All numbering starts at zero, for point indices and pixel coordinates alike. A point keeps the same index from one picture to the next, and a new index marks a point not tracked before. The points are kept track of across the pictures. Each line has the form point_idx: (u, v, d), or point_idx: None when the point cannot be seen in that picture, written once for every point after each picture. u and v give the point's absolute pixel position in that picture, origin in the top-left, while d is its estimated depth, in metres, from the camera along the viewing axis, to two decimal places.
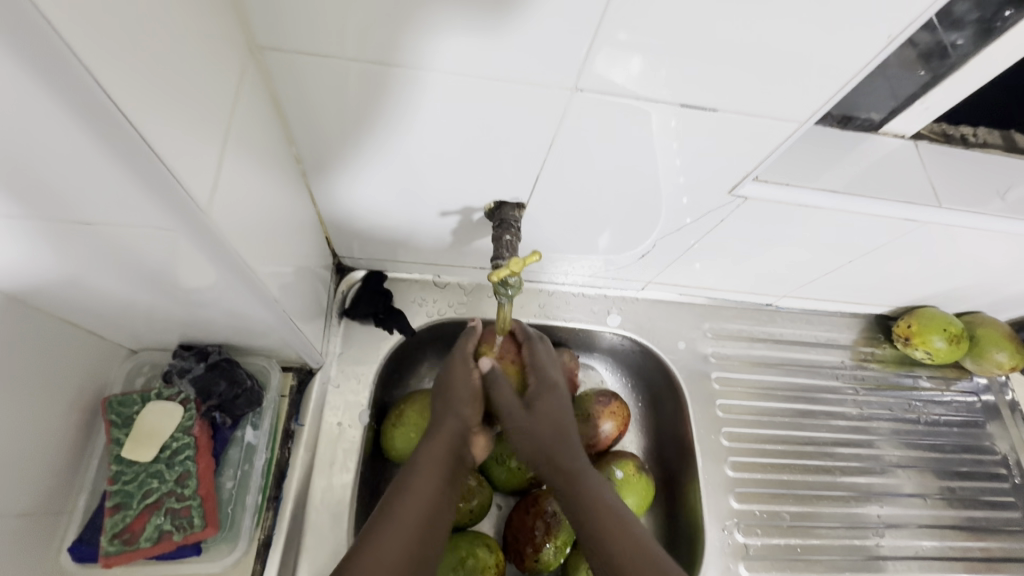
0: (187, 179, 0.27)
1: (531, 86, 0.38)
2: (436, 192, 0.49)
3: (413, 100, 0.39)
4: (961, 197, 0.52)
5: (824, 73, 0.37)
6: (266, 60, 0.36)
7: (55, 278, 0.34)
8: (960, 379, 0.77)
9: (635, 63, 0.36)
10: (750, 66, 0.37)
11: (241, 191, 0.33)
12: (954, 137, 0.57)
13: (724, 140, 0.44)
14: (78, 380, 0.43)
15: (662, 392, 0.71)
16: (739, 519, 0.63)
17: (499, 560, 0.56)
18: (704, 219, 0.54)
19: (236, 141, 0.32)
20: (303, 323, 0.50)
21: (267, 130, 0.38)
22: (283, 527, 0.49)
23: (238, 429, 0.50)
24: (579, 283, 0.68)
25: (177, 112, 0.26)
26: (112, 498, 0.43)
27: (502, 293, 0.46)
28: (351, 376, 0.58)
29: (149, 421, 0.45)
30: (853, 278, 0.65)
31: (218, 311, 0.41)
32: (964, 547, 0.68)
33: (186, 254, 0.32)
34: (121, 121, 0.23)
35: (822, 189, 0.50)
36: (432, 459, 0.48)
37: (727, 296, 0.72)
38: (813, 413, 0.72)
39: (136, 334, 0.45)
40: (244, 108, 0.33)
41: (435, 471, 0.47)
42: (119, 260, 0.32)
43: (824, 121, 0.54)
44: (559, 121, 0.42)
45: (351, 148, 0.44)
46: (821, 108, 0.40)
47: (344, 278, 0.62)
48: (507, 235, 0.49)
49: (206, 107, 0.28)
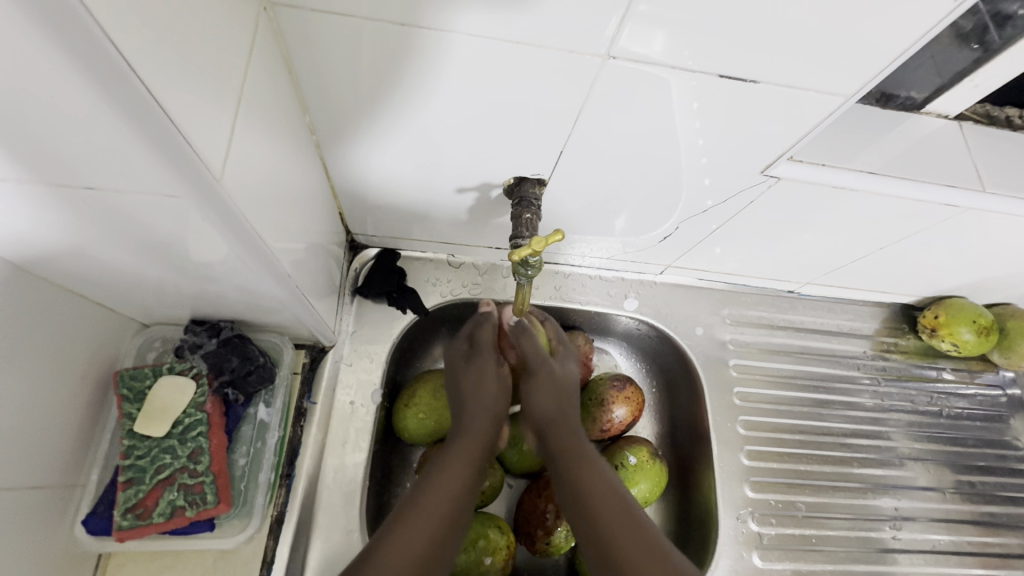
0: (202, 147, 0.25)
1: (557, 53, 0.36)
2: (454, 166, 0.48)
3: (435, 66, 0.37)
4: (1005, 181, 0.49)
5: (873, 43, 0.35)
6: (280, 21, 0.34)
7: (64, 248, 0.33)
8: (985, 372, 0.75)
9: (668, 30, 0.34)
10: (793, 36, 0.35)
11: (254, 159, 0.32)
12: (1000, 118, 0.54)
13: (759, 116, 0.41)
14: (89, 353, 0.42)
15: (677, 378, 0.70)
16: (753, 508, 0.63)
17: (510, 542, 0.55)
18: (730, 201, 0.52)
19: (250, 105, 0.30)
20: (315, 299, 0.48)
21: (281, 97, 0.36)
22: (295, 504, 0.49)
23: (250, 407, 0.49)
24: (595, 265, 0.67)
25: (192, 74, 0.24)
26: (124, 473, 0.43)
27: (522, 273, 0.44)
28: (363, 355, 0.58)
29: (160, 397, 0.45)
30: (882, 266, 0.63)
31: (230, 286, 0.40)
32: (982, 543, 0.67)
33: (197, 225, 0.31)
34: (133, 81, 0.21)
35: (858, 171, 0.47)
36: (461, 453, 0.46)
37: (748, 282, 0.70)
38: (831, 403, 0.70)
39: (147, 307, 0.44)
40: (258, 70, 0.32)
41: (462, 464, 0.46)
42: (129, 230, 0.31)
43: (862, 99, 0.52)
44: (586, 93, 0.40)
45: (366, 119, 0.42)
46: (868, 83, 0.38)
47: (357, 255, 0.61)
48: (527, 214, 0.47)
49: (221, 70, 0.27)
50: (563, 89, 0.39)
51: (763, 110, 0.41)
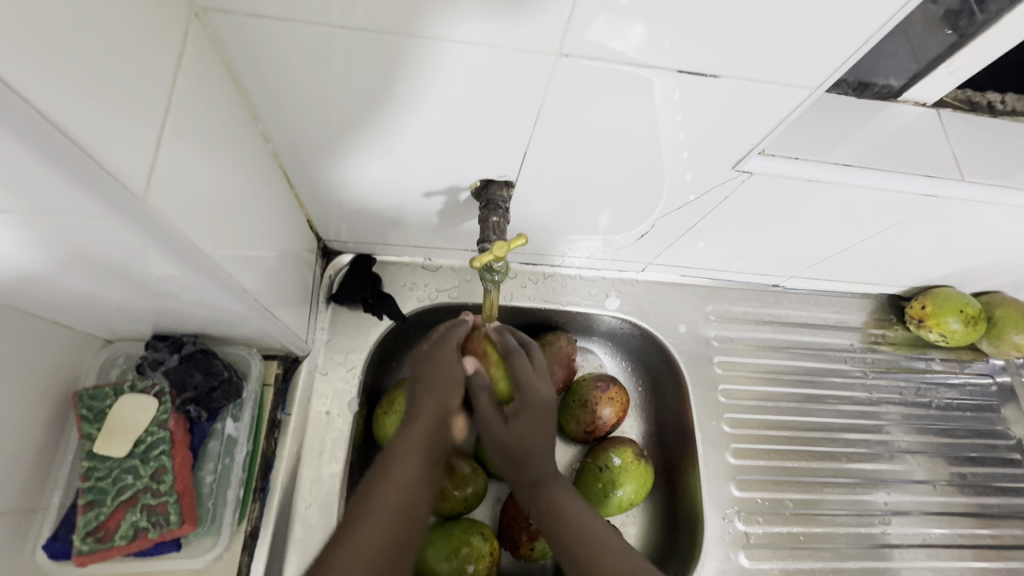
0: (117, 165, 0.24)
1: (511, 52, 0.35)
2: (419, 171, 0.46)
3: (387, 71, 0.36)
4: (986, 170, 0.48)
5: (838, 34, 0.34)
6: (213, 26, 0.32)
7: (6, 275, 0.32)
8: (975, 361, 0.74)
9: (635, 27, 0.33)
10: (752, 27, 0.33)
11: (193, 175, 0.30)
12: (980, 105, 0.53)
13: (725, 111, 0.40)
14: (47, 374, 0.41)
15: (662, 376, 0.69)
16: (740, 507, 0.62)
17: (493, 549, 0.55)
18: (707, 196, 0.50)
19: (180, 119, 0.29)
20: (282, 311, 0.47)
21: (224, 108, 0.35)
22: (270, 518, 0.48)
23: (218, 422, 0.48)
24: (577, 265, 0.66)
25: (92, 87, 0.22)
26: (84, 495, 0.42)
27: (488, 279, 0.43)
28: (340, 363, 0.57)
29: (121, 416, 0.44)
30: (866, 258, 0.62)
31: (187, 302, 0.39)
32: (974, 534, 0.66)
33: (133, 248, 0.29)
34: (23, 104, 0.20)
35: (834, 163, 0.46)
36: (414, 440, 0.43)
37: (732, 277, 0.69)
38: (820, 397, 0.69)
39: (109, 325, 0.43)
40: (189, 80, 0.30)
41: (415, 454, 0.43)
42: (67, 254, 0.30)
43: (837, 89, 0.50)
44: (545, 93, 0.38)
45: (323, 127, 0.41)
46: (835, 73, 0.37)
47: (330, 262, 0.60)
48: (494, 217, 0.46)
49: (138, 85, 0.25)
50: (524, 90, 0.38)
51: (734, 103, 0.40)
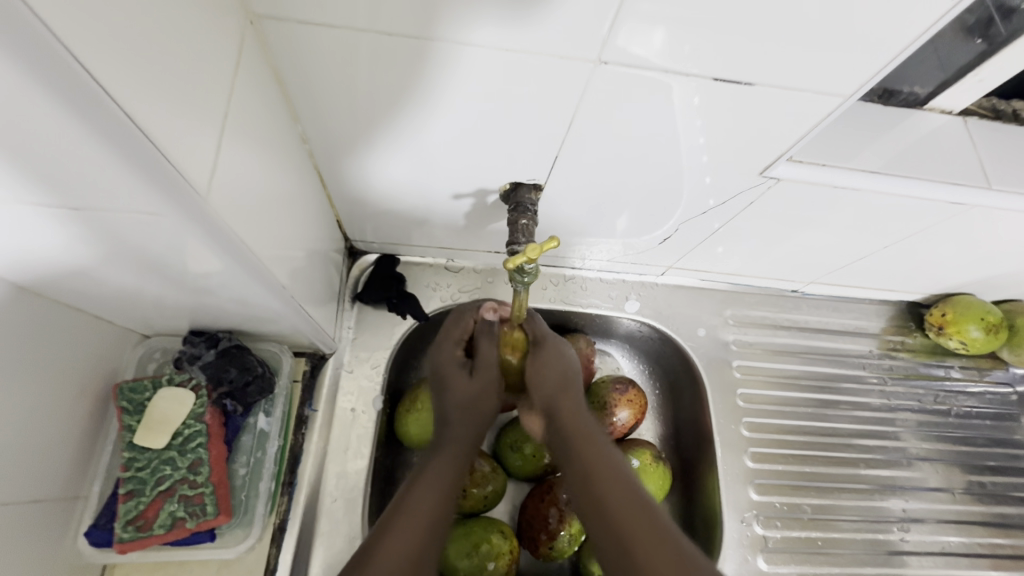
0: (183, 163, 0.25)
1: (548, 57, 0.36)
2: (451, 173, 0.47)
3: (426, 74, 0.37)
4: (1013, 178, 0.48)
5: (865, 47, 0.35)
6: (264, 31, 0.33)
7: (62, 270, 0.33)
8: (995, 370, 0.74)
9: (657, 31, 0.33)
10: (785, 39, 0.34)
11: (245, 174, 0.32)
12: (1005, 113, 0.53)
13: (755, 117, 0.41)
14: (90, 367, 0.43)
15: (680, 380, 0.69)
16: (758, 511, 0.62)
17: (514, 547, 0.55)
18: (730, 202, 0.51)
19: (236, 119, 0.30)
20: (312, 308, 0.48)
21: (270, 111, 0.36)
22: (298, 511, 0.49)
23: (250, 416, 0.49)
24: (597, 267, 0.66)
25: (167, 90, 0.24)
26: (124, 485, 0.43)
27: (518, 280, 0.43)
28: (364, 361, 0.58)
29: (160, 409, 0.45)
30: (887, 265, 0.62)
31: (227, 298, 0.40)
32: (993, 544, 0.66)
33: (190, 245, 0.31)
34: (110, 105, 0.21)
35: (858, 169, 0.46)
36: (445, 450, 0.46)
37: (751, 282, 0.69)
38: (837, 403, 0.69)
39: (147, 320, 0.44)
40: (244, 85, 0.31)
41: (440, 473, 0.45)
42: (123, 251, 0.31)
43: (863, 96, 0.51)
44: (577, 98, 0.39)
45: (359, 129, 0.42)
46: (867, 82, 0.37)
47: (355, 262, 0.61)
48: (523, 219, 0.46)
49: (202, 87, 0.27)
50: (557, 94, 0.39)
51: (761, 110, 0.40)
